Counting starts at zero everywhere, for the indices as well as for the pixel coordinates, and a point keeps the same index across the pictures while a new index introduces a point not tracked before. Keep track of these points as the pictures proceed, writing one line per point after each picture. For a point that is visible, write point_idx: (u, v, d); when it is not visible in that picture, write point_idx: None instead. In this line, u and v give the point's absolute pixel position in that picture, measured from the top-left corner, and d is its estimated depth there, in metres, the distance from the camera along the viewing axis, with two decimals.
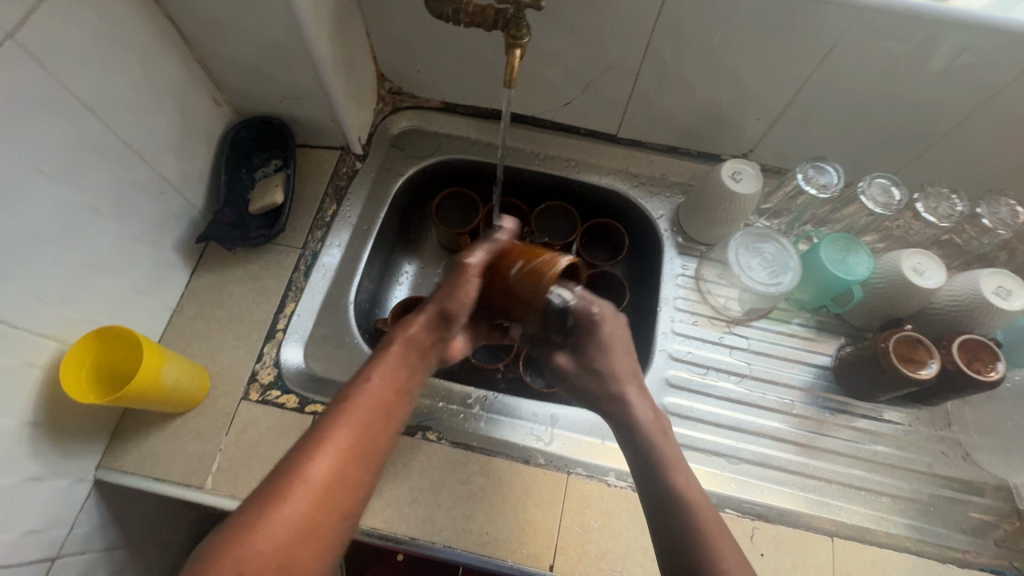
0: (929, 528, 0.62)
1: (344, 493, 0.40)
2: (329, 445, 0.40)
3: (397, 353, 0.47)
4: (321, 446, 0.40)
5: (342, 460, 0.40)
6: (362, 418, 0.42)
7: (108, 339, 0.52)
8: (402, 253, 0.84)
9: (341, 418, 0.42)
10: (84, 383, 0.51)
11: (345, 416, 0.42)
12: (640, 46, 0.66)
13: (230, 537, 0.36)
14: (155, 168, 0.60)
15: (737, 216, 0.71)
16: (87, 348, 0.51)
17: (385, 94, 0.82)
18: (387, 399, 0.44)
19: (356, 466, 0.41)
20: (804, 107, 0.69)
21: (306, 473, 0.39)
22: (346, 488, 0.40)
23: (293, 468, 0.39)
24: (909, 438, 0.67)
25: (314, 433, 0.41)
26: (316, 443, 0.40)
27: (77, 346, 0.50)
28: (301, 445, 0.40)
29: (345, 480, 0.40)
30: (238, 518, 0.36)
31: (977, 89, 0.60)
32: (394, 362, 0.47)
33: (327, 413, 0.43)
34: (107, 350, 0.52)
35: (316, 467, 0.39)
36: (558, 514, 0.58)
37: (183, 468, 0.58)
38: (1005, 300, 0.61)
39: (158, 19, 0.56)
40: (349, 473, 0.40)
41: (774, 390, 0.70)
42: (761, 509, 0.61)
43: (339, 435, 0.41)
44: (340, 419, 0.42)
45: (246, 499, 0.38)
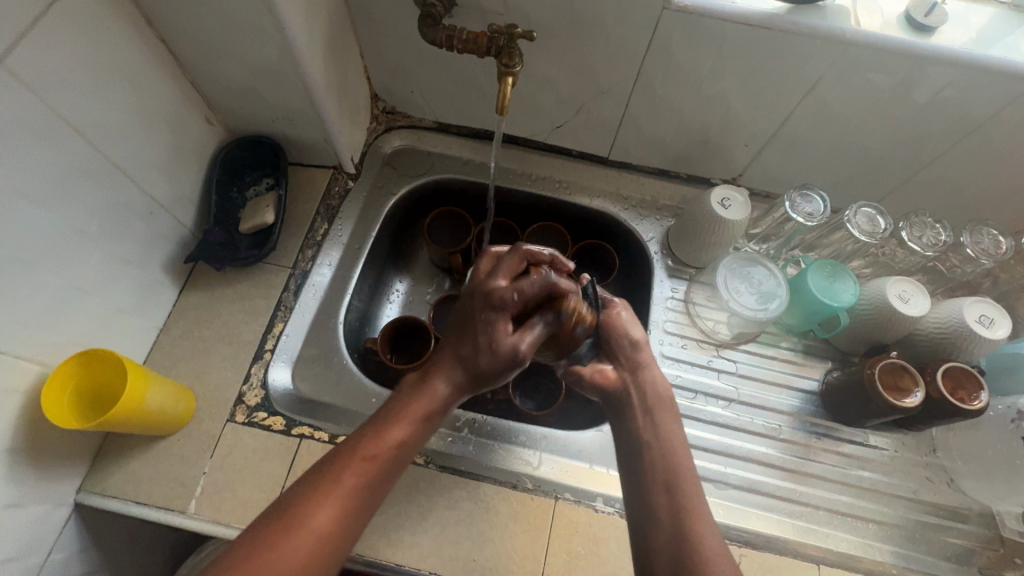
0: (914, 556, 0.62)
1: (341, 544, 0.42)
2: (331, 497, 0.42)
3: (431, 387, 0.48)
4: (323, 496, 0.42)
5: (345, 510, 0.42)
6: (370, 470, 0.44)
7: (92, 362, 0.52)
8: (394, 272, 0.84)
9: (347, 467, 0.43)
10: (66, 406, 0.50)
11: (355, 464, 0.43)
12: (631, 73, 0.67)
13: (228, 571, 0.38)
14: (144, 188, 0.59)
15: (725, 241, 0.71)
16: (72, 370, 0.51)
17: (379, 113, 0.82)
18: (394, 452, 0.45)
19: (355, 519, 0.42)
20: (792, 135, 0.70)
21: (307, 522, 0.40)
22: (343, 540, 0.42)
23: (293, 513, 0.41)
24: (895, 463, 0.68)
25: (321, 477, 0.43)
26: (321, 491, 0.42)
27: (62, 369, 0.49)
28: (303, 489, 0.42)
29: (343, 532, 0.42)
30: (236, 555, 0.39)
31: (960, 121, 0.62)
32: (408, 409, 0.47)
33: (335, 458, 0.44)
34: (93, 372, 0.52)
35: (316, 518, 0.41)
36: (545, 540, 0.58)
37: (166, 492, 0.57)
38: (988, 328, 0.62)
39: (151, 41, 0.56)
40: (347, 525, 0.42)
41: (762, 415, 0.70)
42: (748, 535, 0.61)
43: (342, 488, 0.42)
44: (349, 469, 0.43)
45: (245, 535, 0.40)
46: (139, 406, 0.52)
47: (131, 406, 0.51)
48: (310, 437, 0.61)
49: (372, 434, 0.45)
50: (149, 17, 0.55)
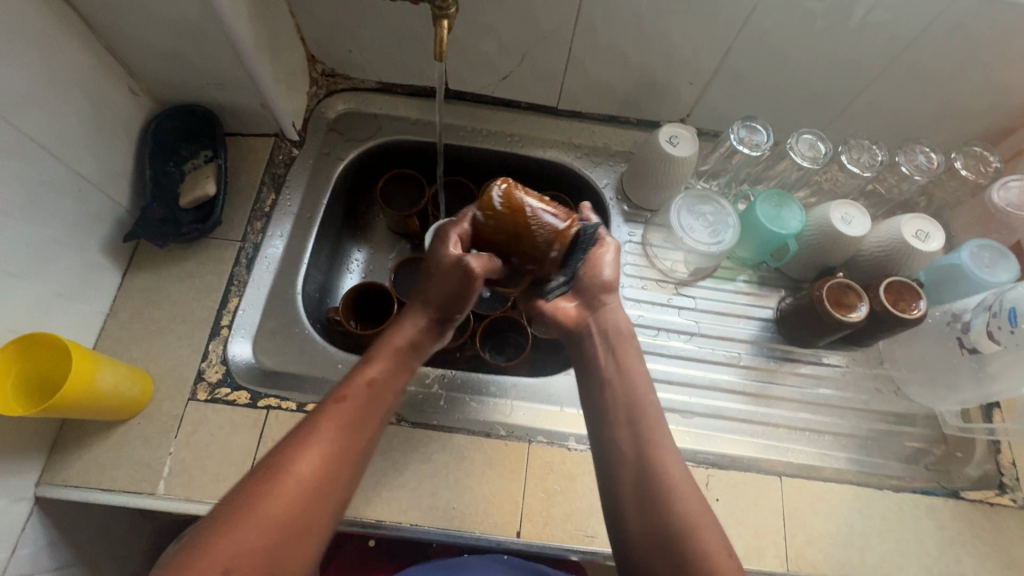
0: (867, 460, 0.67)
1: (330, 487, 0.44)
2: (318, 442, 0.44)
3: (395, 351, 0.53)
4: (309, 444, 0.44)
5: (330, 459, 0.44)
6: (351, 419, 0.47)
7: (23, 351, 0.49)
8: (351, 240, 0.83)
9: (332, 419, 0.46)
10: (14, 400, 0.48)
11: (336, 415, 0.47)
12: (572, 15, 0.66)
13: (215, 529, 0.39)
14: (69, 165, 0.56)
15: (677, 180, 0.73)
16: (8, 359, 0.48)
17: (318, 76, 0.79)
18: (374, 400, 0.49)
19: (342, 462, 0.45)
20: (733, 70, 0.71)
21: (297, 465, 0.43)
22: (328, 485, 0.44)
23: (281, 463, 0.43)
24: (847, 379, 0.72)
25: (306, 430, 0.45)
26: (307, 440, 0.44)
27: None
28: (288, 442, 0.45)
29: (329, 480, 0.44)
30: (223, 513, 0.40)
31: (889, 42, 0.64)
32: (382, 361, 0.52)
33: (320, 410, 0.47)
34: (34, 355, 0.49)
35: (304, 464, 0.43)
36: (522, 482, 0.59)
37: (132, 476, 0.56)
38: (924, 242, 0.66)
39: (55, 2, 0.52)
40: (336, 468, 0.44)
41: (722, 345, 0.72)
42: (716, 457, 0.64)
43: (329, 432, 0.45)
44: (330, 419, 0.46)
45: (228, 493, 0.41)
46: (74, 399, 0.49)
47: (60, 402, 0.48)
48: (277, 407, 0.60)
49: (352, 386, 0.49)
50: None
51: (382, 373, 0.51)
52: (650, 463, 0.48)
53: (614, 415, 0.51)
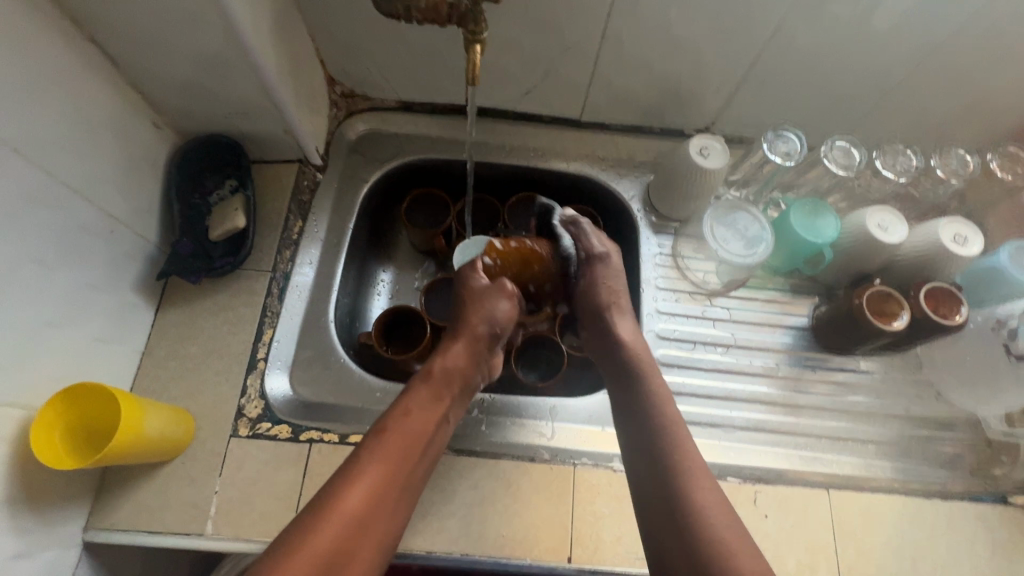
0: (912, 468, 0.66)
1: (376, 518, 0.47)
2: (364, 477, 0.48)
3: (432, 386, 0.56)
4: (355, 479, 0.48)
5: (375, 491, 0.48)
6: (394, 453, 0.50)
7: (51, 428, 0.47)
8: (377, 262, 0.82)
9: (377, 453, 0.50)
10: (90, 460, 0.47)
11: (381, 449, 0.50)
12: (597, 29, 0.65)
13: (276, 557, 0.42)
14: (100, 206, 0.55)
15: (706, 191, 0.72)
16: (46, 439, 0.47)
17: (337, 98, 0.78)
18: (416, 436, 0.52)
19: (384, 496, 0.48)
20: (761, 76, 0.69)
21: (342, 499, 0.46)
22: (371, 518, 0.47)
23: (330, 498, 0.46)
24: (885, 385, 0.71)
25: (352, 465, 0.49)
26: (353, 476, 0.48)
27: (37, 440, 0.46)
28: (339, 477, 0.48)
29: (375, 511, 0.47)
30: (283, 539, 0.44)
31: (922, 45, 0.63)
32: (422, 397, 0.55)
33: (365, 442, 0.51)
34: (76, 406, 0.48)
35: (350, 498, 0.46)
36: (570, 506, 0.59)
37: (179, 517, 0.56)
38: (964, 246, 0.65)
39: (82, 43, 0.51)
40: (380, 501, 0.48)
41: (759, 356, 0.72)
42: (760, 471, 0.64)
43: (376, 464, 0.49)
44: (376, 453, 0.50)
45: (288, 525, 0.45)
46: (115, 456, 0.49)
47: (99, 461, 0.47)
48: (319, 440, 0.59)
49: (395, 421, 0.53)
50: (75, 16, 0.50)
51: (424, 409, 0.54)
52: (688, 508, 0.50)
53: (658, 453, 0.54)
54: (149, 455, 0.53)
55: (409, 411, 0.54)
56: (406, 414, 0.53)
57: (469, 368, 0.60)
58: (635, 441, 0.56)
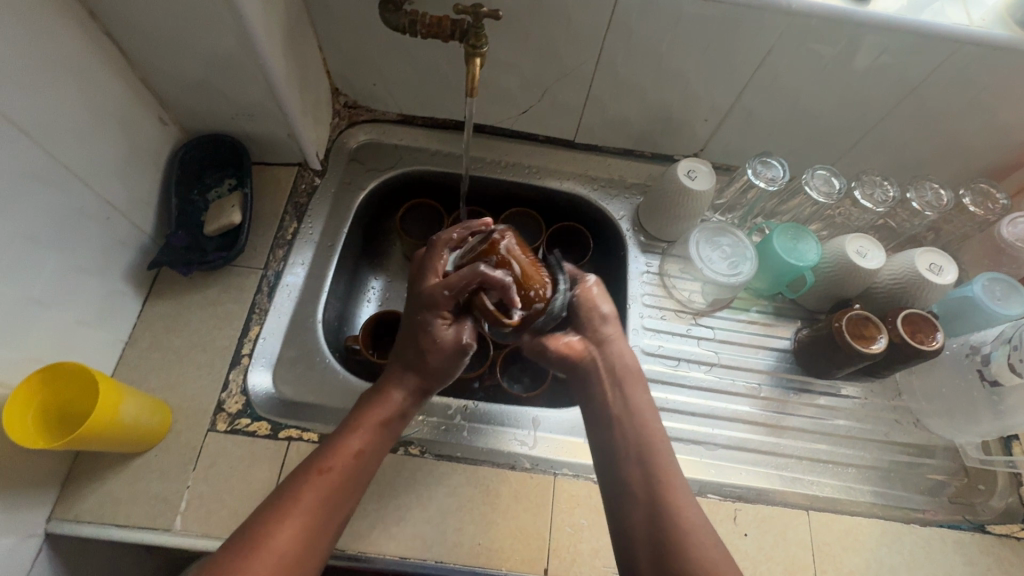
0: (891, 493, 0.66)
1: (304, 561, 0.45)
2: (297, 513, 0.46)
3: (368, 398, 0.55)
4: (287, 516, 0.45)
5: (308, 527, 0.46)
6: (329, 483, 0.48)
7: (30, 428, 0.46)
8: (368, 269, 0.83)
9: (310, 485, 0.47)
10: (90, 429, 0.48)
11: (315, 482, 0.48)
12: (593, 54, 0.68)
13: None
14: (99, 192, 0.56)
15: (693, 213, 0.74)
16: (33, 434, 0.46)
17: (340, 108, 0.81)
18: (354, 465, 0.50)
19: (315, 539, 0.46)
20: (748, 107, 0.73)
21: (272, 538, 0.44)
22: (304, 554, 0.45)
23: (261, 532, 0.44)
24: (866, 410, 0.72)
25: (286, 498, 0.47)
26: (285, 510, 0.46)
27: (27, 439, 0.45)
28: (268, 513, 0.46)
29: (307, 549, 0.45)
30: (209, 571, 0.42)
31: (897, 85, 0.66)
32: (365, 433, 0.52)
33: (303, 476, 0.48)
34: (26, 399, 0.47)
35: (281, 538, 0.44)
36: (549, 516, 0.58)
37: (147, 511, 0.54)
38: (938, 275, 0.67)
39: (96, 36, 0.53)
40: (308, 548, 0.46)
41: (741, 376, 0.73)
42: (740, 490, 0.63)
43: (308, 500, 0.47)
44: (308, 486, 0.47)
45: (215, 554, 0.43)
46: (89, 442, 0.48)
47: (84, 443, 0.48)
48: (298, 439, 0.59)
49: (336, 457, 0.50)
50: (91, 10, 0.52)
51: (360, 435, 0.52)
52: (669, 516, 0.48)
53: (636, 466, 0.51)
54: (141, 417, 0.53)
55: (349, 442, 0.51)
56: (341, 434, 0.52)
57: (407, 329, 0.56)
58: (602, 444, 0.54)
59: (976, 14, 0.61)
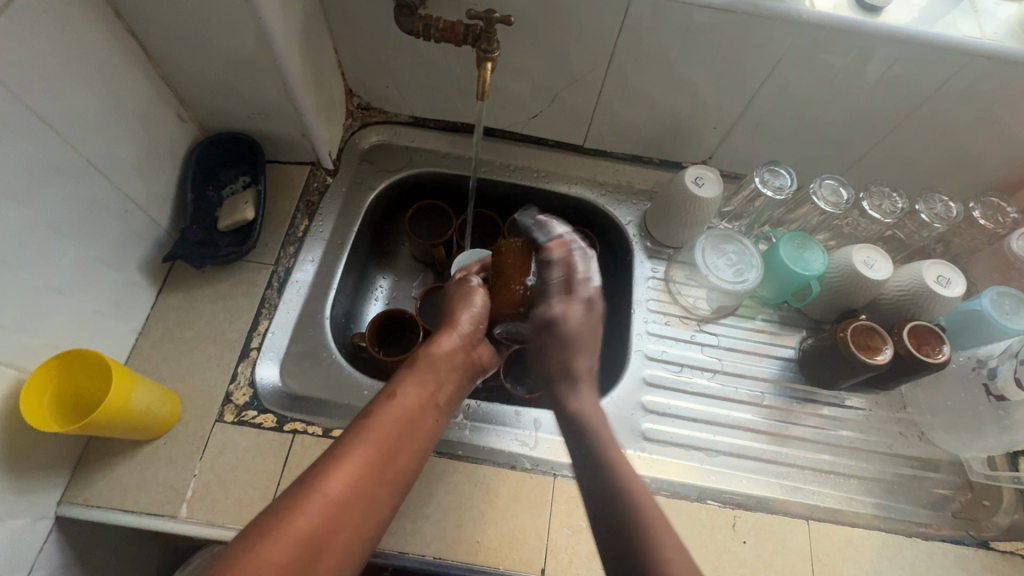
0: (894, 505, 0.66)
1: (359, 509, 0.39)
2: (349, 459, 0.41)
3: (423, 369, 0.51)
4: (338, 460, 0.40)
5: (362, 472, 0.40)
6: (384, 433, 0.43)
7: (45, 409, 0.48)
8: (377, 268, 0.84)
9: (362, 436, 0.42)
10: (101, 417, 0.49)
11: (367, 431, 0.43)
12: (603, 61, 0.69)
13: (246, 545, 0.35)
14: (119, 186, 0.58)
15: (700, 220, 0.74)
16: (47, 415, 0.48)
17: (354, 109, 0.82)
18: (406, 420, 0.45)
19: (374, 478, 0.41)
20: (757, 116, 0.73)
21: (324, 483, 0.39)
22: (359, 502, 0.39)
23: (309, 479, 0.39)
24: (871, 422, 0.72)
25: (334, 447, 0.41)
26: (337, 457, 0.41)
27: (39, 420, 0.47)
28: (319, 460, 0.40)
29: (363, 497, 0.40)
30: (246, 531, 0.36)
31: (908, 97, 0.66)
32: (418, 379, 0.49)
33: (351, 427, 0.43)
34: (42, 381, 0.48)
35: (332, 481, 0.39)
36: (547, 516, 0.59)
37: (154, 497, 0.55)
38: (947, 287, 0.67)
39: (121, 34, 0.55)
40: (366, 488, 0.40)
41: (745, 384, 0.73)
42: (741, 498, 0.63)
43: (360, 450, 0.42)
44: (362, 435, 0.42)
45: (251, 518, 0.36)
46: (100, 429, 0.50)
47: (95, 431, 0.50)
48: (303, 433, 0.60)
49: (386, 406, 0.46)
50: (117, 10, 0.54)
51: (415, 393, 0.48)
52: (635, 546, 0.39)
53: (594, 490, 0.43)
54: (152, 410, 0.55)
55: (397, 394, 0.47)
56: (394, 396, 0.47)
57: (463, 352, 0.55)
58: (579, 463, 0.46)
59: (988, 27, 0.61)
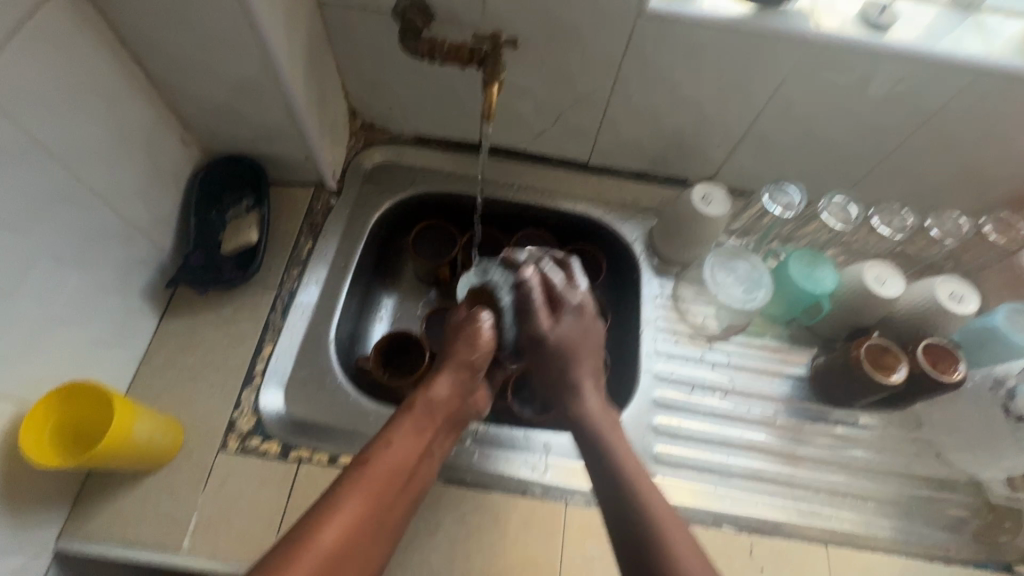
0: (912, 529, 0.64)
1: (352, 559, 0.42)
2: (344, 512, 0.42)
3: (418, 413, 0.52)
4: (332, 514, 0.42)
5: (357, 524, 0.43)
6: (378, 483, 0.45)
7: (42, 442, 0.47)
8: (381, 288, 0.83)
9: (358, 486, 0.44)
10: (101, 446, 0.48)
11: (362, 480, 0.45)
12: (608, 80, 0.69)
13: None
14: (121, 212, 0.57)
15: (708, 237, 0.73)
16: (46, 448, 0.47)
17: (357, 129, 0.82)
18: (401, 467, 0.48)
19: (367, 531, 0.43)
20: (763, 133, 0.73)
21: (321, 536, 0.41)
22: (352, 553, 0.42)
23: (307, 532, 0.41)
24: (885, 441, 0.70)
25: (332, 499, 0.43)
26: (332, 509, 0.42)
27: (36, 454, 0.46)
28: (315, 510, 0.42)
29: (355, 547, 0.42)
30: None
31: (916, 113, 0.66)
32: (413, 427, 0.51)
33: (346, 475, 0.45)
34: (39, 414, 0.47)
35: (330, 532, 0.41)
36: (560, 545, 0.57)
37: (156, 531, 0.54)
38: (959, 304, 0.66)
39: (124, 60, 0.55)
40: (361, 541, 0.43)
41: (757, 404, 0.71)
42: (756, 523, 0.62)
43: (355, 501, 0.43)
44: (357, 485, 0.44)
45: (251, 570, 0.38)
46: (102, 460, 0.49)
47: (96, 462, 0.48)
48: (308, 461, 0.58)
49: (379, 449, 0.48)
50: (121, 36, 0.53)
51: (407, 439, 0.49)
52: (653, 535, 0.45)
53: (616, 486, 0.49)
54: (154, 439, 0.53)
55: (393, 440, 0.49)
56: (390, 441, 0.48)
57: (457, 398, 0.55)
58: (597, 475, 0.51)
59: (995, 44, 0.61)
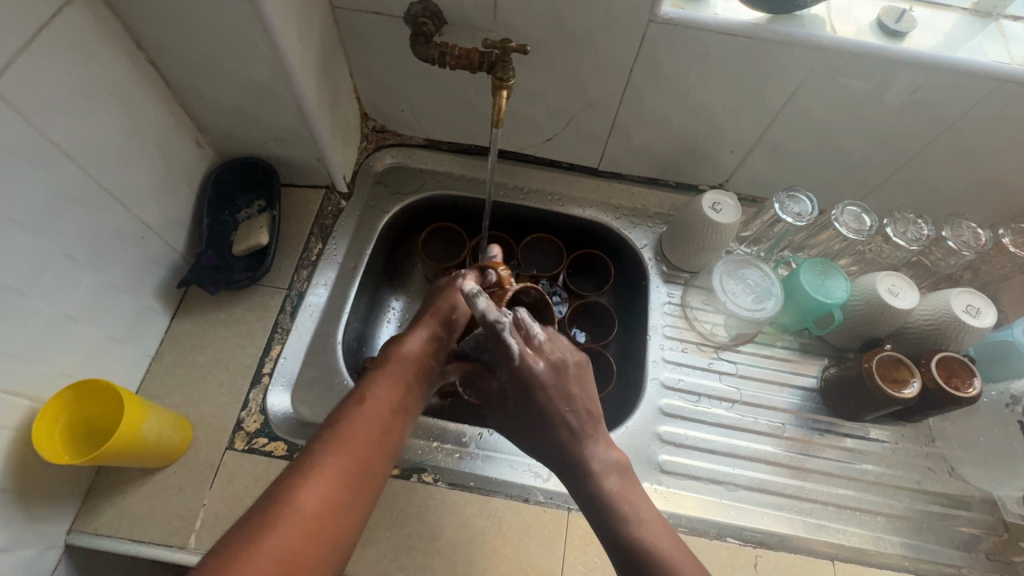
0: (924, 546, 0.63)
1: (333, 519, 0.38)
2: (321, 471, 0.39)
3: (394, 373, 0.49)
4: (310, 473, 0.39)
5: (334, 482, 0.39)
6: (353, 440, 0.42)
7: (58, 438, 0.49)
8: (390, 289, 0.83)
9: (334, 443, 0.41)
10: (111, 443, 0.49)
11: (338, 440, 0.42)
12: (619, 86, 0.69)
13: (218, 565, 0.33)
14: (136, 213, 0.58)
15: (718, 244, 0.72)
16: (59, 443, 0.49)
17: (369, 132, 0.82)
18: (378, 425, 0.44)
19: (348, 489, 0.40)
20: (776, 140, 0.72)
21: (298, 496, 0.37)
22: (334, 513, 0.38)
23: (283, 495, 0.37)
24: (896, 456, 0.69)
25: (304, 461, 0.40)
26: (305, 470, 0.39)
27: (52, 450, 0.48)
28: (290, 474, 0.39)
29: (338, 505, 0.39)
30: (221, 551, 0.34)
31: (934, 121, 0.64)
32: (389, 384, 0.48)
33: (319, 437, 0.42)
34: (53, 413, 0.49)
35: (308, 491, 0.38)
36: (562, 552, 0.57)
37: (164, 527, 0.55)
38: (976, 317, 0.64)
39: (141, 64, 0.56)
40: (341, 500, 0.39)
41: (765, 414, 0.70)
42: (761, 535, 0.61)
43: (333, 459, 0.40)
44: (331, 444, 0.41)
45: (225, 537, 0.35)
46: (113, 458, 0.50)
47: (109, 459, 0.49)
48: None
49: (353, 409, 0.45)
50: (138, 40, 0.54)
51: (382, 399, 0.46)
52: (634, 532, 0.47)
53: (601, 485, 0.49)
54: (164, 435, 0.54)
55: (366, 398, 0.45)
56: (362, 400, 0.45)
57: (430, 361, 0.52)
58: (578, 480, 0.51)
59: (1017, 51, 0.59)
